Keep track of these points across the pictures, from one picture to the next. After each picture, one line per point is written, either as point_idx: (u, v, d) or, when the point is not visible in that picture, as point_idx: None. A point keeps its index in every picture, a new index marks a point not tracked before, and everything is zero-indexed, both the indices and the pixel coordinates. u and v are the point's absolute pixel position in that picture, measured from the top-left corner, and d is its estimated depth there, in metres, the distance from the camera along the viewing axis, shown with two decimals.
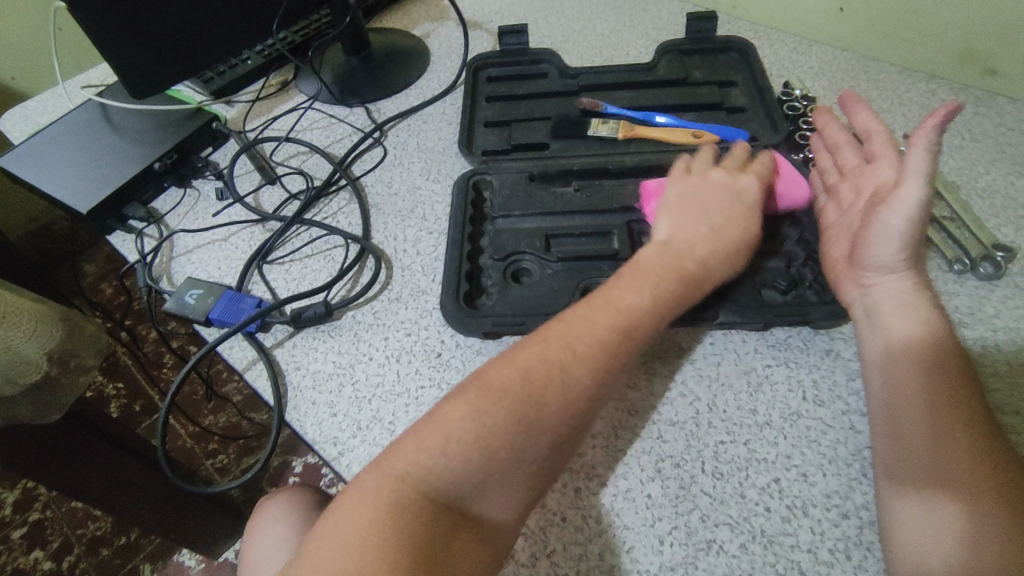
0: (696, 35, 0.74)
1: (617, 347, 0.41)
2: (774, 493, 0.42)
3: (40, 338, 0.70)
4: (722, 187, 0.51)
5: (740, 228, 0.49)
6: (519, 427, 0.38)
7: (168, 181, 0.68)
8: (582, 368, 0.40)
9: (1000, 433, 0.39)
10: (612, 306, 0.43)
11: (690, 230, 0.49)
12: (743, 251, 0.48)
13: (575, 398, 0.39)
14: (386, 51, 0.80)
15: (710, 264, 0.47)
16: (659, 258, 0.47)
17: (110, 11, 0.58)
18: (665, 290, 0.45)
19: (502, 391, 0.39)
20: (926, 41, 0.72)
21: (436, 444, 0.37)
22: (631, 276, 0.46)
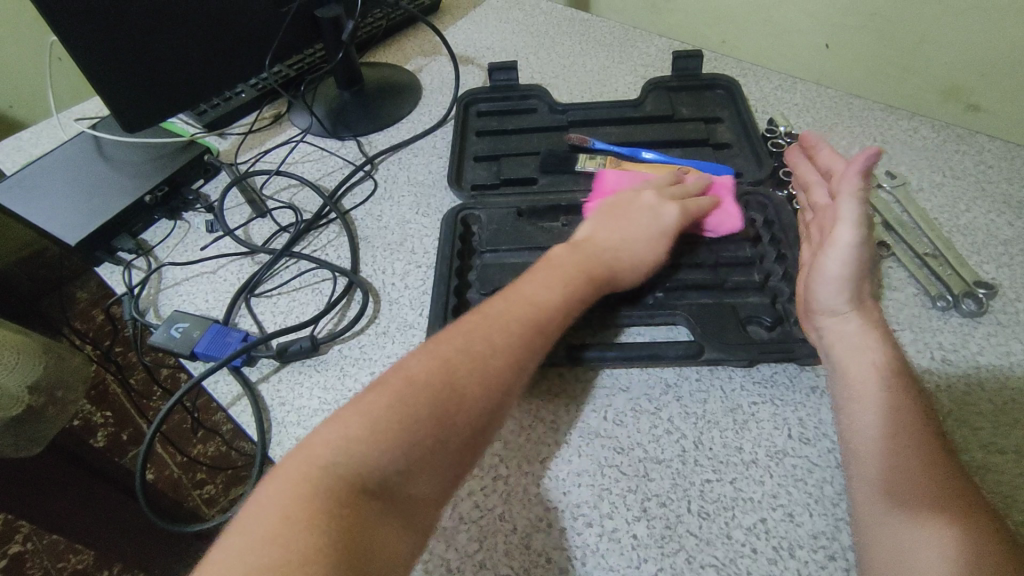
0: (682, 73, 0.76)
1: (530, 341, 0.44)
2: (760, 533, 0.42)
3: (17, 369, 0.74)
4: (645, 207, 0.55)
5: (645, 246, 0.52)
6: (443, 405, 0.38)
7: (159, 214, 0.69)
8: (498, 358, 0.42)
9: (965, 472, 0.39)
10: (523, 304, 0.46)
11: (602, 237, 0.53)
12: (643, 267, 0.52)
13: (493, 380, 0.41)
14: (379, 85, 0.82)
15: (616, 273, 0.51)
16: (574, 260, 0.50)
17: (103, 48, 0.59)
18: (575, 288, 0.48)
19: (422, 377, 0.39)
20: (912, 77, 0.75)
21: (357, 431, 0.36)
22: (550, 272, 0.49)
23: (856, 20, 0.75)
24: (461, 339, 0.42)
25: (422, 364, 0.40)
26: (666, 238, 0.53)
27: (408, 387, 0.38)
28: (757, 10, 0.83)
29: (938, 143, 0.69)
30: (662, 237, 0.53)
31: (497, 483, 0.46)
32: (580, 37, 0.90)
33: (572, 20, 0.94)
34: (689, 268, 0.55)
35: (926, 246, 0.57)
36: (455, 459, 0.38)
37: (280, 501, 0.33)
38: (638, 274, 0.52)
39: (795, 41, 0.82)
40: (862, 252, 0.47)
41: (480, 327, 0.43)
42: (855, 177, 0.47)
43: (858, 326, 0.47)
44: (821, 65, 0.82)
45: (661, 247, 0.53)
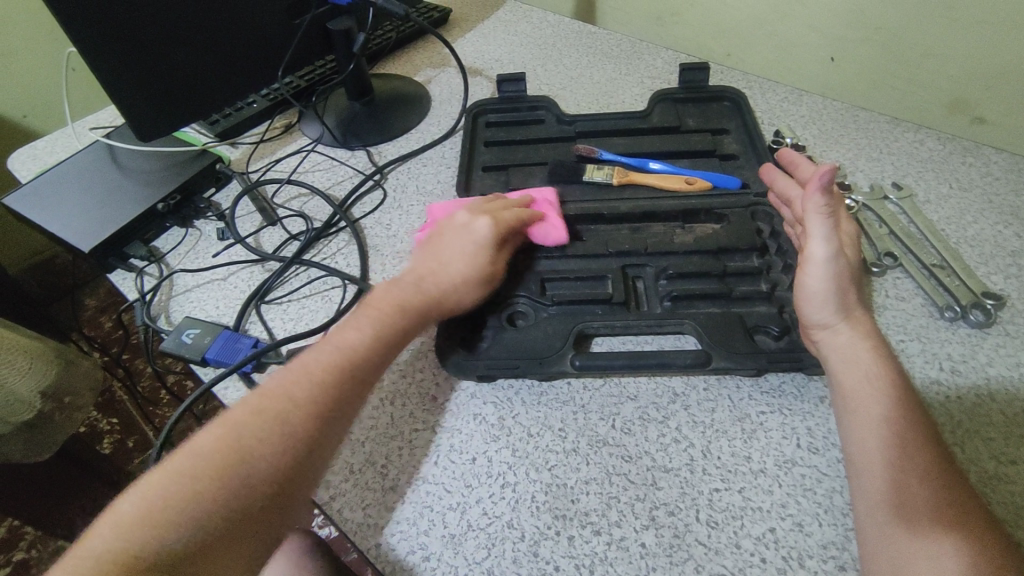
0: (689, 85, 0.77)
1: (333, 384, 0.43)
2: (770, 543, 0.42)
3: (33, 371, 0.73)
4: (458, 227, 0.54)
5: (462, 263, 0.51)
6: (230, 474, 0.37)
7: (170, 221, 0.70)
8: (296, 412, 0.40)
9: (965, 483, 0.39)
10: (331, 350, 0.44)
11: (422, 269, 0.52)
12: (471, 287, 0.51)
13: (290, 434, 0.40)
14: (388, 96, 0.83)
15: (441, 300, 0.50)
16: (389, 299, 0.49)
17: (119, 56, 0.60)
18: (387, 324, 0.47)
19: (207, 450, 0.38)
20: (917, 90, 0.75)
21: (131, 521, 0.35)
22: (370, 316, 0.47)
23: (860, 34, 0.76)
24: (258, 398, 0.41)
25: (207, 435, 0.39)
26: (484, 250, 0.52)
27: (192, 461, 0.37)
28: (763, 23, 0.84)
29: (943, 155, 0.70)
30: (479, 250, 0.52)
31: (503, 491, 0.46)
32: (587, 49, 0.91)
33: (579, 33, 0.95)
34: (696, 277, 0.56)
35: (933, 256, 0.57)
36: (247, 524, 0.37)
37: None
38: (468, 292, 0.51)
39: (800, 54, 0.83)
40: (840, 267, 0.48)
41: (277, 381, 0.42)
42: (816, 195, 0.47)
43: (852, 337, 0.47)
44: (826, 79, 0.83)
45: (479, 261, 0.52)
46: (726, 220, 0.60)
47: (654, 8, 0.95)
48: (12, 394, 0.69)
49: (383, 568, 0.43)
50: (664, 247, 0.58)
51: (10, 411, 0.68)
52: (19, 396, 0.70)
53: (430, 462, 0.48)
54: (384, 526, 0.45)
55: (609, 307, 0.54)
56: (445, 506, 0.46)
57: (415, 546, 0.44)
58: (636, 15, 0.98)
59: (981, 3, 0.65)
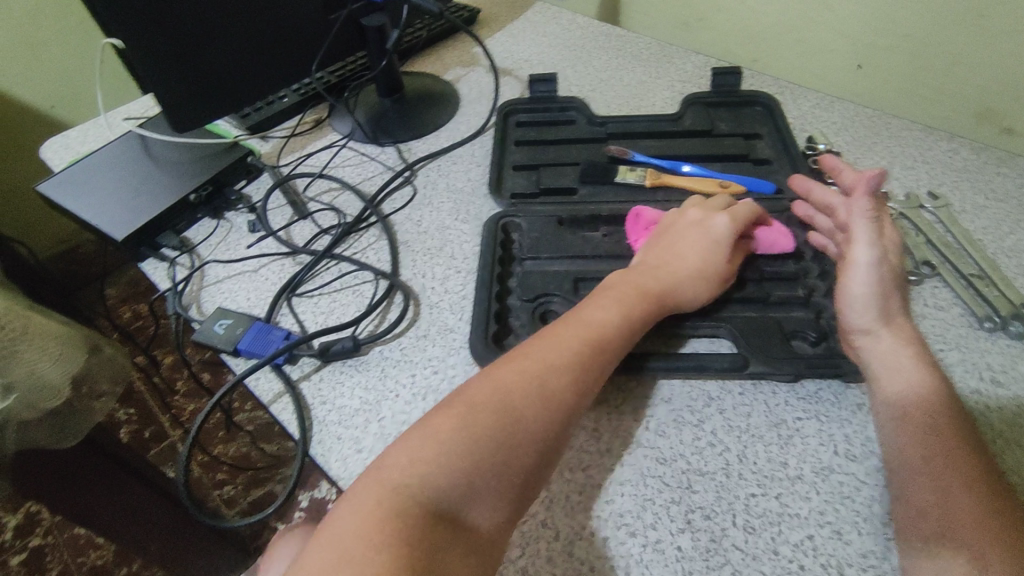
0: (721, 89, 0.76)
1: (587, 358, 0.45)
2: (808, 551, 0.41)
3: (62, 359, 0.74)
4: (693, 223, 0.55)
5: (699, 258, 0.52)
6: (504, 431, 0.40)
7: (202, 212, 0.70)
8: (558, 379, 0.43)
9: (1010, 494, 0.39)
10: (586, 325, 0.47)
11: (654, 258, 0.53)
12: (704, 281, 0.51)
13: (554, 401, 0.42)
14: (418, 93, 0.83)
15: (677, 289, 0.51)
16: (627, 283, 0.51)
17: (158, 46, 0.60)
18: (629, 305, 0.49)
19: (484, 405, 0.41)
20: (943, 98, 0.75)
21: (430, 458, 0.38)
22: (611, 296, 0.49)
23: (893, 42, 0.75)
24: (522, 363, 0.43)
25: (484, 390, 0.42)
26: (722, 246, 0.52)
27: (470, 412, 0.40)
28: (793, 29, 0.84)
29: (979, 165, 0.69)
30: (720, 246, 0.52)
31: (537, 489, 0.46)
32: (615, 52, 0.91)
33: (608, 35, 0.95)
34: (731, 281, 0.55)
35: (971, 265, 0.57)
36: (517, 482, 0.39)
37: (362, 522, 0.36)
38: (696, 290, 0.51)
39: (830, 61, 0.83)
40: (882, 272, 0.48)
41: (541, 349, 0.44)
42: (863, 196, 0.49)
43: (894, 343, 0.46)
44: (856, 86, 0.82)
45: (718, 257, 0.52)
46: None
47: (683, 12, 0.95)
48: (42, 379, 0.70)
49: None
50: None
51: (39, 395, 0.70)
52: (47, 381, 0.71)
53: None
54: None
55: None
56: None
57: None
58: (665, 19, 0.98)
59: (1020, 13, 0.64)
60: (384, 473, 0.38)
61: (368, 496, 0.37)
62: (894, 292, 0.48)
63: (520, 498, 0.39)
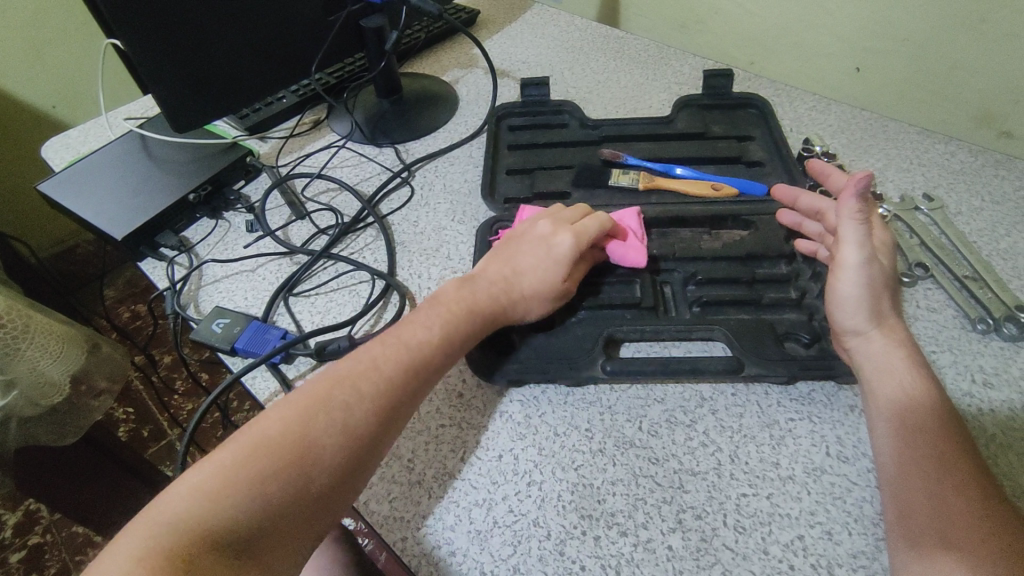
0: (714, 92, 0.76)
1: (399, 380, 0.44)
2: (798, 550, 0.41)
3: (62, 356, 0.72)
4: (539, 237, 0.54)
5: (535, 276, 0.52)
6: (300, 459, 0.39)
7: (200, 212, 0.70)
8: (361, 405, 0.42)
9: (999, 494, 0.39)
10: (400, 347, 0.46)
11: (498, 272, 0.52)
12: (537, 301, 0.51)
13: (355, 426, 0.41)
14: (416, 95, 0.84)
15: (513, 306, 0.51)
16: (460, 300, 0.50)
17: (158, 46, 0.60)
18: (454, 326, 0.48)
19: (277, 433, 0.39)
20: (944, 101, 0.75)
21: (204, 493, 0.36)
22: (436, 314, 0.49)
23: (890, 45, 0.75)
24: (326, 387, 0.42)
25: (278, 418, 0.40)
26: (561, 266, 0.52)
27: (262, 444, 0.39)
28: (790, 32, 0.84)
29: (975, 167, 0.69)
30: (556, 265, 0.52)
31: (530, 488, 0.46)
32: (613, 54, 0.91)
33: (606, 37, 0.95)
34: (725, 284, 0.56)
35: (965, 267, 0.57)
36: (314, 504, 0.38)
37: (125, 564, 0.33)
38: (535, 306, 0.51)
39: (826, 64, 0.83)
40: (873, 272, 0.48)
41: (345, 373, 0.44)
42: (851, 201, 0.47)
43: (885, 344, 0.47)
44: (853, 89, 0.82)
45: (555, 276, 0.51)
46: (754, 226, 0.60)
47: (681, 14, 0.95)
48: (42, 376, 0.69)
49: (409, 562, 0.43)
50: (691, 253, 0.58)
51: (39, 392, 0.69)
52: (48, 377, 0.70)
53: (456, 457, 0.48)
54: (411, 519, 0.45)
55: (638, 310, 0.55)
56: (471, 502, 0.46)
57: (442, 541, 0.44)
58: (662, 21, 0.99)
59: (1016, 17, 0.64)
60: (153, 516, 0.36)
61: (130, 542, 0.34)
62: (886, 292, 0.49)
63: (317, 521, 0.38)
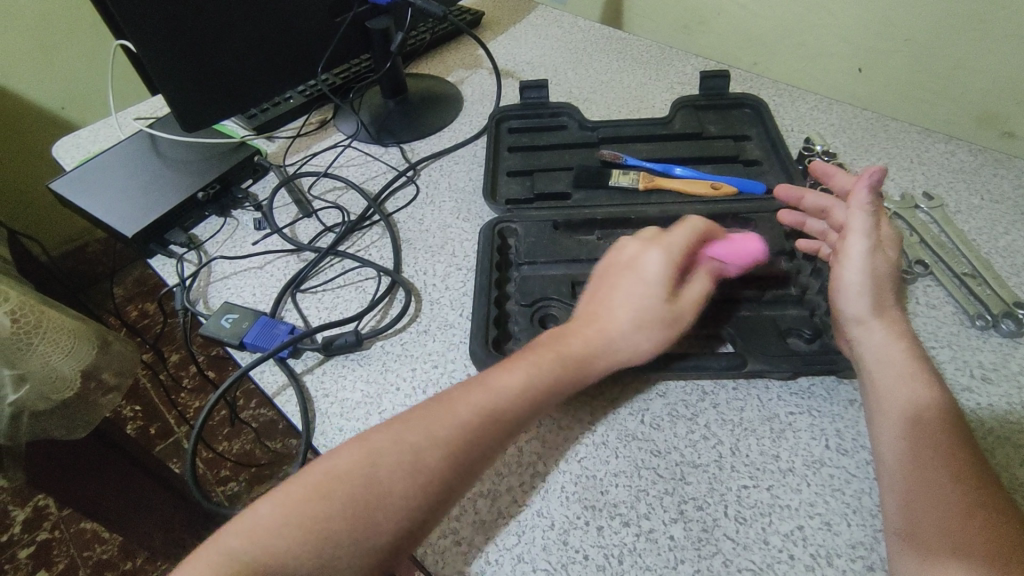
0: (710, 92, 0.77)
1: (474, 428, 0.41)
2: (798, 540, 0.42)
3: (73, 352, 0.75)
4: (626, 262, 0.49)
5: (631, 303, 0.47)
6: (363, 505, 0.38)
7: (209, 210, 0.71)
8: (431, 454, 0.40)
9: (998, 485, 0.39)
10: (487, 390, 0.43)
11: (589, 310, 0.48)
12: (626, 333, 0.46)
13: (424, 478, 0.39)
14: (421, 95, 0.85)
15: (611, 340, 0.46)
16: (552, 340, 0.46)
17: (168, 45, 0.61)
18: (541, 370, 0.44)
19: (344, 476, 0.39)
20: (943, 102, 0.76)
21: (270, 529, 0.37)
22: (524, 356, 0.45)
23: (890, 45, 0.76)
24: (398, 429, 0.41)
25: (347, 455, 0.40)
26: (659, 290, 0.47)
27: (326, 485, 0.39)
28: (791, 33, 0.85)
29: (975, 166, 0.70)
30: (652, 288, 0.47)
31: (534, 480, 0.47)
32: (616, 55, 0.92)
33: (609, 38, 0.96)
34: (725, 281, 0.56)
35: (964, 264, 0.57)
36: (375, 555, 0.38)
37: None
38: (644, 337, 0.46)
39: (827, 65, 0.84)
40: (877, 262, 0.49)
41: (426, 417, 0.42)
42: (863, 192, 0.48)
43: (885, 335, 0.47)
44: (854, 89, 0.83)
45: (656, 300, 0.47)
46: (754, 224, 0.61)
47: (684, 16, 0.96)
48: (55, 371, 0.72)
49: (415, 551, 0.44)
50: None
51: (51, 387, 0.71)
52: (60, 372, 0.73)
53: None
54: None
55: None
56: (476, 493, 0.46)
57: (446, 532, 0.44)
58: (665, 22, 1.00)
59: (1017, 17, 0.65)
60: (220, 541, 0.38)
61: (200, 564, 0.37)
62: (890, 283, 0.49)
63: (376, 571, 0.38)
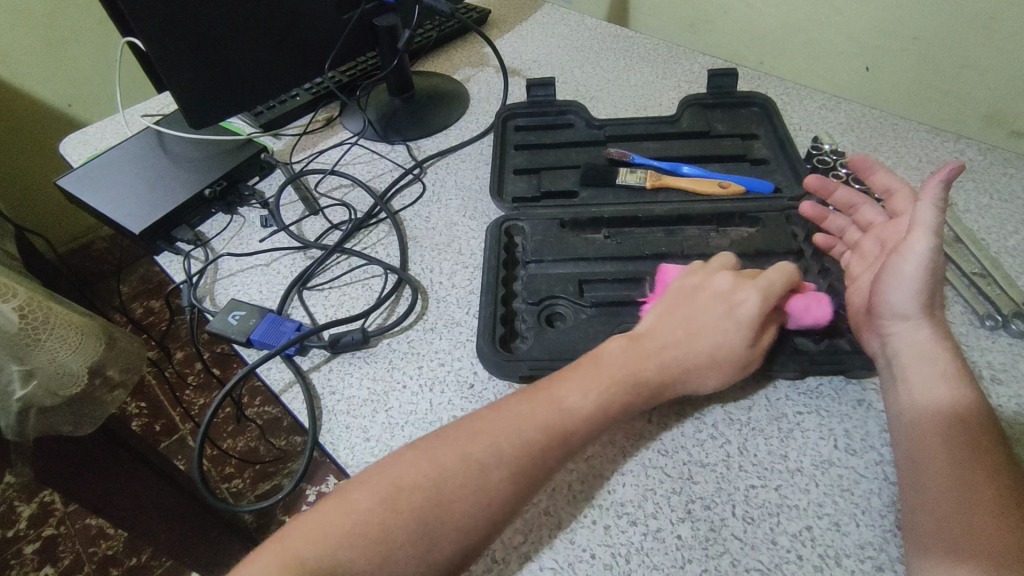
0: (718, 90, 0.77)
1: (537, 444, 0.41)
2: (806, 541, 0.42)
3: (81, 348, 0.75)
4: (716, 293, 0.49)
5: (713, 343, 0.46)
6: (427, 514, 0.39)
7: (216, 207, 0.72)
8: (497, 469, 0.40)
9: (1016, 488, 0.39)
10: (553, 408, 0.43)
11: (667, 337, 0.47)
12: (712, 369, 0.46)
13: (490, 497, 0.39)
14: (427, 93, 0.84)
15: (682, 374, 0.46)
16: (622, 362, 0.46)
17: (176, 41, 0.61)
18: (610, 392, 0.44)
19: (411, 486, 0.39)
20: (953, 102, 0.75)
21: (340, 534, 0.38)
22: (596, 376, 0.45)
23: (899, 44, 0.76)
24: (463, 443, 0.41)
25: (420, 463, 0.40)
26: (744, 330, 0.47)
27: (395, 495, 0.39)
28: (799, 31, 0.84)
29: (984, 165, 0.69)
30: (739, 327, 0.47)
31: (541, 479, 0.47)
32: (622, 53, 0.92)
33: (616, 37, 0.96)
34: None
35: (973, 264, 0.57)
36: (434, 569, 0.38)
37: None
38: (714, 376, 0.47)
39: (835, 64, 0.83)
40: (939, 261, 0.45)
41: (493, 433, 0.42)
42: (935, 188, 0.43)
43: (918, 333, 0.46)
44: (862, 89, 0.83)
45: (739, 341, 0.46)
46: (761, 223, 0.60)
47: (691, 14, 0.96)
48: (63, 367, 0.73)
49: None
50: (700, 250, 0.58)
51: (59, 384, 0.72)
52: (68, 369, 0.73)
53: None
54: None
55: None
56: None
57: None
58: (672, 21, 0.99)
59: None
60: (289, 542, 0.38)
61: (266, 564, 0.37)
62: (938, 288, 0.47)
63: None
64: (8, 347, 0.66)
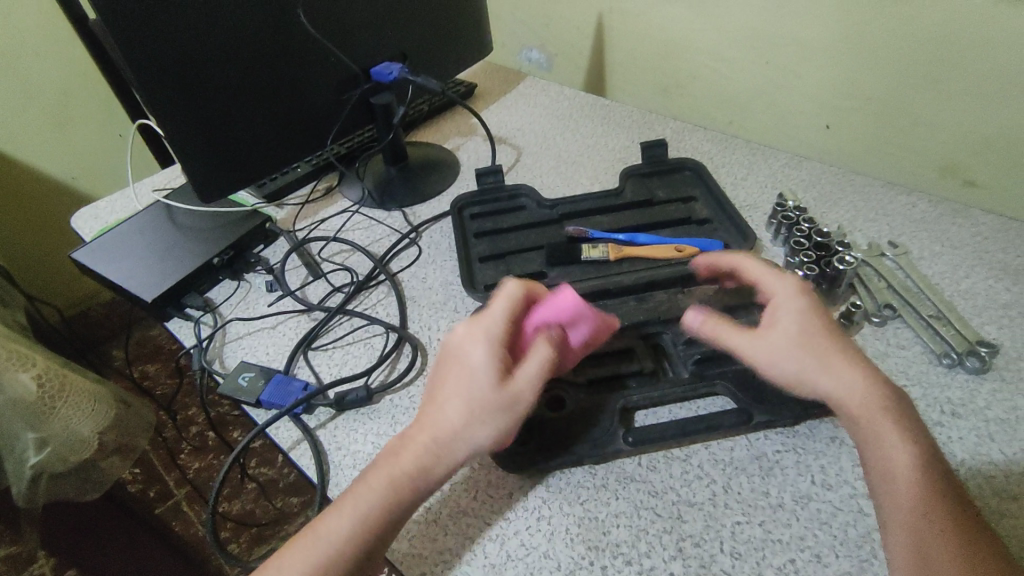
0: (652, 159, 0.83)
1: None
2: (790, 573, 0.45)
3: (94, 414, 0.77)
4: (454, 349, 0.48)
5: (459, 400, 0.45)
6: None
7: (223, 274, 0.76)
8: None
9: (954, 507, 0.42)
10: (311, 545, 0.43)
11: (421, 411, 0.47)
12: (475, 424, 0.45)
13: None
14: (418, 162, 0.91)
15: (447, 437, 0.45)
16: (379, 467, 0.45)
17: (186, 120, 0.67)
18: (364, 504, 0.44)
19: None
20: (906, 156, 0.82)
21: None
22: (349, 496, 0.45)
23: (854, 105, 0.83)
24: None
25: None
26: (483, 375, 0.46)
27: None
28: (761, 98, 0.93)
29: (936, 216, 0.75)
30: (477, 374, 0.46)
31: (540, 523, 0.49)
32: (601, 120, 0.99)
33: (594, 104, 1.04)
34: None
35: (929, 307, 0.62)
36: None
37: None
38: (476, 427, 0.45)
39: (796, 125, 0.91)
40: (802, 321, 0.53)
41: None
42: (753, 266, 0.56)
43: None
44: (824, 146, 0.90)
45: (480, 388, 0.45)
46: None
47: (663, 82, 1.04)
48: (74, 434, 0.75)
49: None
50: (675, 314, 0.62)
51: (70, 447, 0.75)
52: (78, 435, 0.75)
53: (469, 495, 0.51)
54: (429, 555, 0.48)
55: (640, 379, 0.57)
56: (486, 537, 0.49)
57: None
58: (647, 89, 1.08)
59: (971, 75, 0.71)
60: None
61: None
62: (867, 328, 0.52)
63: None
64: (24, 415, 0.68)
